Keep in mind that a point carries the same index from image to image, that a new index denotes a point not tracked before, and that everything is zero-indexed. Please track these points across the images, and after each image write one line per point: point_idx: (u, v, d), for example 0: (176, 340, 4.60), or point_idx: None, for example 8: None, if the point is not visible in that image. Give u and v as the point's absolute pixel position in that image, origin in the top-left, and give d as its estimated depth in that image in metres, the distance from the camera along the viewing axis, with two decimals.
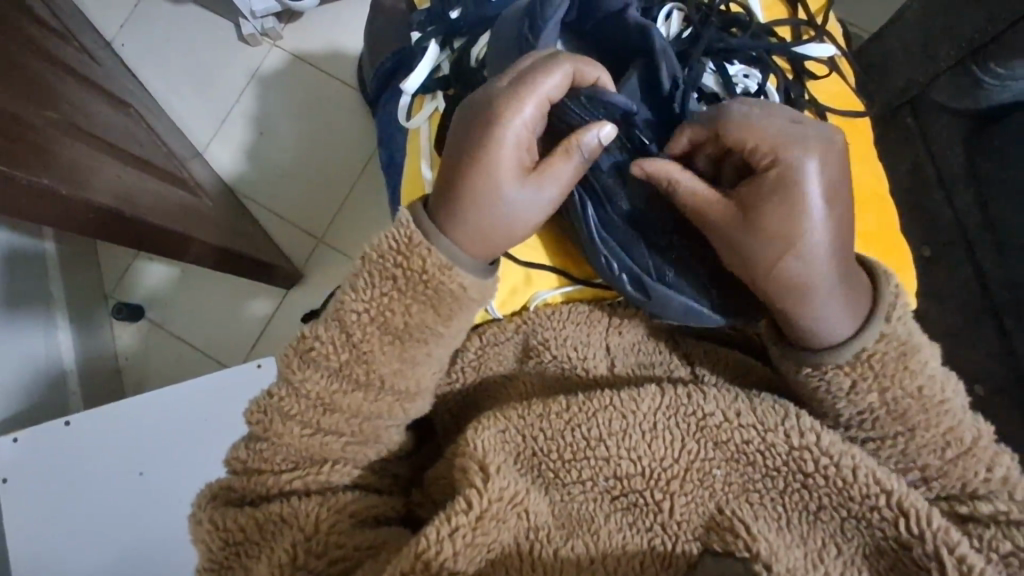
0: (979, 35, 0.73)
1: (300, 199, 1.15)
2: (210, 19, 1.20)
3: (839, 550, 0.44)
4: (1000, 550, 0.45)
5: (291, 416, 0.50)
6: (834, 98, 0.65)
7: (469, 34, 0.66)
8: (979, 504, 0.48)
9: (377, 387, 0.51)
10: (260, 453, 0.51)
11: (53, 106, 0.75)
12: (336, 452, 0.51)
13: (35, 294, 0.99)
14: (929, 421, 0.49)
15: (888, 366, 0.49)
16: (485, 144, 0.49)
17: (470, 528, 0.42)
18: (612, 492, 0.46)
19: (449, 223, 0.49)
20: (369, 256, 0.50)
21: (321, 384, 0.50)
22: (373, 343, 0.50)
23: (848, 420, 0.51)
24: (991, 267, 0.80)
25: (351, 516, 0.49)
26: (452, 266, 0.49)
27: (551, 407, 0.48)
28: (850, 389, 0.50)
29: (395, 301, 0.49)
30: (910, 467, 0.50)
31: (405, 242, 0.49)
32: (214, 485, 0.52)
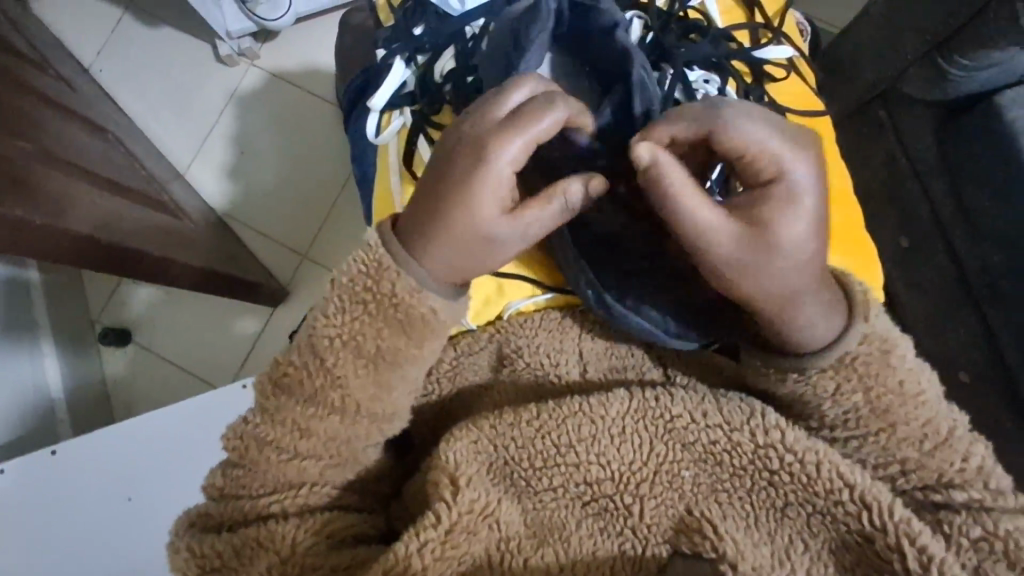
0: (941, 27, 0.73)
1: (284, 218, 1.16)
2: (187, 43, 1.21)
3: (806, 546, 0.47)
4: (970, 535, 0.46)
5: (269, 442, 0.51)
6: (794, 99, 0.66)
7: (432, 50, 0.67)
8: (952, 491, 0.48)
9: (353, 412, 0.51)
10: (237, 479, 0.52)
11: (29, 136, 0.75)
12: (312, 475, 0.52)
13: (21, 323, 1.00)
14: (909, 414, 0.49)
15: (874, 365, 0.49)
16: (466, 184, 0.47)
17: (438, 542, 0.45)
18: (584, 498, 0.49)
19: (424, 254, 0.49)
20: (339, 282, 0.50)
21: (297, 410, 0.50)
22: (347, 367, 0.50)
23: (833, 420, 0.51)
24: (967, 255, 0.80)
25: (327, 537, 0.50)
26: (422, 288, 0.49)
27: (522, 416, 0.50)
28: (834, 391, 0.50)
29: (366, 325, 0.50)
30: (889, 462, 0.50)
31: (374, 266, 0.49)
32: (191, 510, 0.52)
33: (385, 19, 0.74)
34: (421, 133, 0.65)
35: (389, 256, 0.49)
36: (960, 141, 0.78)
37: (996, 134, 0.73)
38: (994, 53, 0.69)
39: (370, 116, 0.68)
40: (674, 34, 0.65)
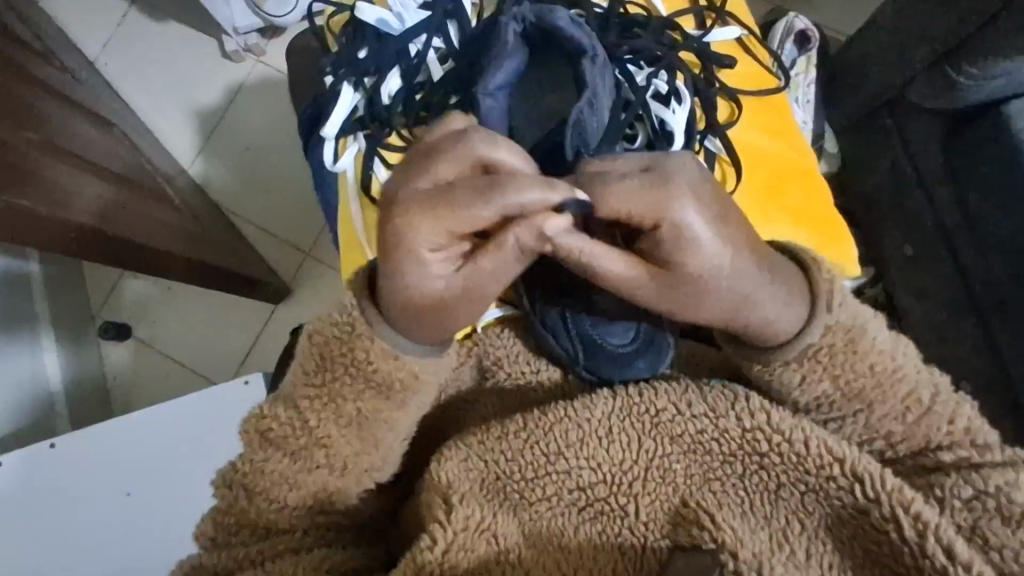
0: (951, 36, 0.73)
1: (289, 214, 1.15)
2: (195, 38, 1.20)
3: (802, 525, 0.48)
4: (962, 496, 0.48)
5: (258, 493, 0.52)
6: (745, 79, 0.70)
7: (377, 72, 0.65)
8: (941, 454, 0.50)
9: (341, 466, 0.52)
10: (232, 530, 0.54)
11: (34, 127, 0.75)
12: (302, 521, 0.53)
13: (22, 315, 0.99)
14: (884, 393, 0.50)
15: (839, 357, 0.49)
16: (402, 262, 0.45)
17: (437, 565, 0.45)
18: (577, 504, 0.49)
19: (390, 317, 0.48)
20: (314, 338, 0.51)
21: (282, 463, 0.52)
22: (329, 430, 0.51)
23: (806, 405, 0.51)
24: (971, 264, 0.81)
25: (327, 572, 0.50)
26: (398, 354, 0.49)
27: (508, 429, 0.51)
28: (800, 381, 0.50)
29: (346, 386, 0.50)
30: (873, 437, 0.51)
31: (347, 333, 0.49)
32: (188, 562, 0.53)
33: (330, 45, 0.74)
34: (376, 157, 0.64)
35: (363, 320, 0.49)
36: (966, 149, 0.78)
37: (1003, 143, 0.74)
38: (1002, 63, 0.68)
39: (326, 144, 0.66)
40: (615, 32, 0.65)
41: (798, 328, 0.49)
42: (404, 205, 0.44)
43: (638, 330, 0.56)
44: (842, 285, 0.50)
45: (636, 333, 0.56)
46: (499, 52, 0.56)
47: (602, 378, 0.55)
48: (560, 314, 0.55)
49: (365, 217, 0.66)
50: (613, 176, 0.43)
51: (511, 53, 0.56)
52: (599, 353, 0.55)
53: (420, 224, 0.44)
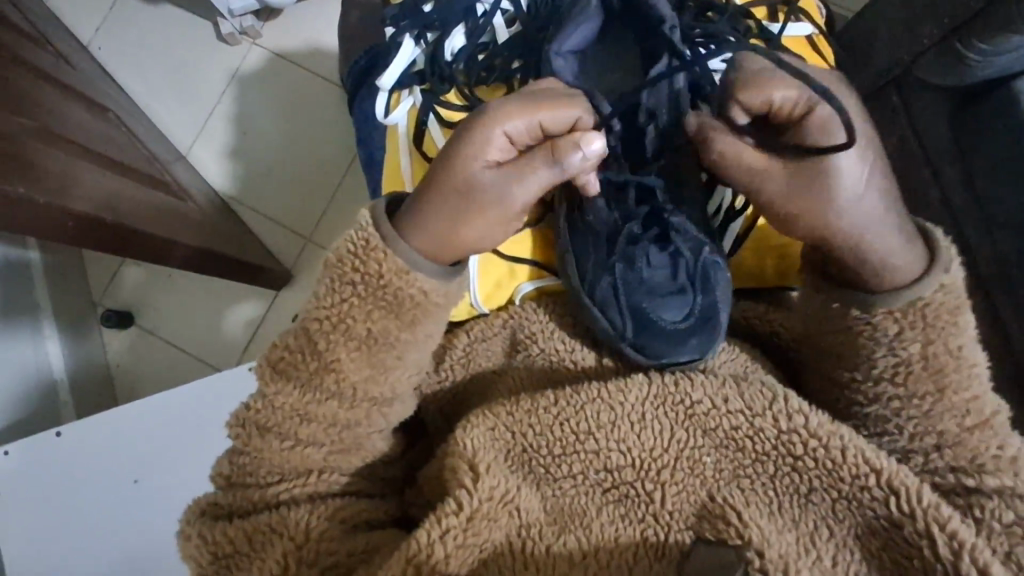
0: (963, 10, 0.70)
1: (289, 200, 1.14)
2: (190, 20, 1.18)
3: (831, 532, 0.44)
4: (1003, 520, 0.45)
5: (269, 428, 0.49)
6: None
7: (441, 27, 0.64)
8: (984, 476, 0.47)
9: (351, 397, 0.49)
10: (244, 469, 0.50)
11: (28, 114, 0.74)
12: (317, 461, 0.50)
13: (23, 305, 0.99)
14: (960, 381, 0.48)
15: (942, 318, 0.48)
16: (468, 136, 0.48)
17: (460, 529, 0.42)
18: (604, 485, 0.46)
19: (415, 224, 0.48)
20: (329, 261, 0.49)
21: (294, 396, 0.49)
22: (339, 351, 0.48)
23: (881, 370, 0.50)
24: (979, 244, 0.79)
25: (341, 522, 0.48)
26: (410, 270, 0.48)
27: (539, 402, 0.48)
28: (894, 338, 0.49)
29: (354, 308, 0.48)
30: (926, 433, 0.49)
31: (363, 246, 0.48)
32: (200, 501, 0.50)
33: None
34: (430, 111, 0.62)
35: (376, 235, 0.48)
36: (977, 126, 0.76)
37: (1014, 120, 0.72)
38: (1012, 37, 0.66)
39: (379, 96, 0.65)
40: (689, 14, 0.64)
41: (909, 278, 0.49)
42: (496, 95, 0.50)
43: (692, 306, 0.54)
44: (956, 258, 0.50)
45: (690, 310, 0.54)
46: (579, 11, 0.57)
47: (649, 358, 0.52)
48: (610, 286, 0.55)
49: (414, 168, 0.63)
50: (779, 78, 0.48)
51: (588, 17, 0.57)
52: (649, 326, 0.53)
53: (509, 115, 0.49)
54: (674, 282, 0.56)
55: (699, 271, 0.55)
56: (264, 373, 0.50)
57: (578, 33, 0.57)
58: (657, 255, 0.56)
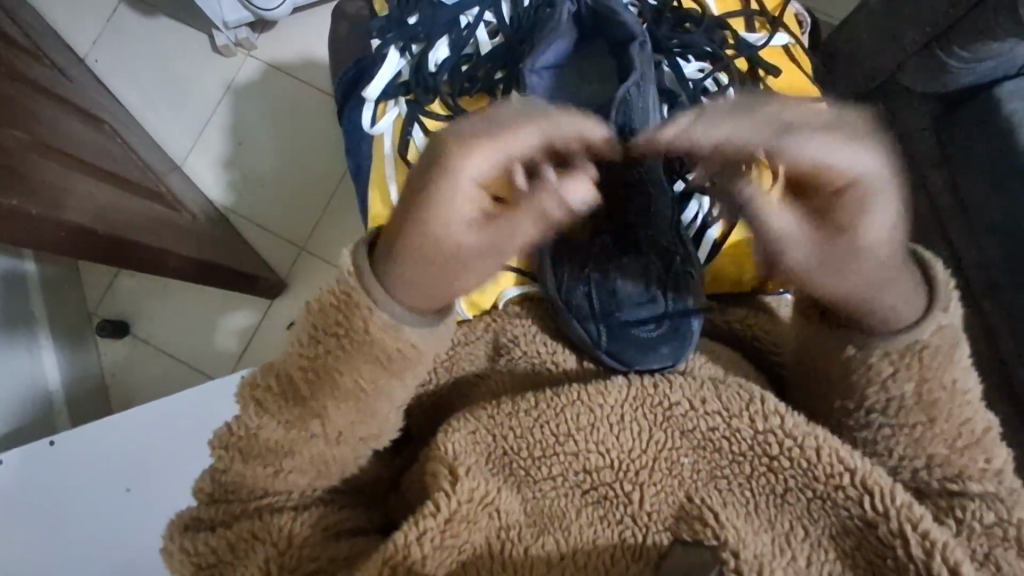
0: (943, 18, 0.71)
1: (282, 209, 1.15)
2: (185, 33, 1.20)
3: (806, 532, 0.44)
4: (983, 521, 0.45)
5: (252, 456, 0.49)
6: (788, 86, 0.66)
7: (426, 40, 0.65)
8: (968, 481, 0.47)
9: (337, 437, 0.50)
10: (226, 485, 0.50)
11: (24, 126, 0.75)
12: (301, 484, 0.50)
13: (19, 315, 0.99)
14: (952, 411, 0.47)
15: (938, 359, 0.47)
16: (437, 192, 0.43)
17: (438, 531, 0.43)
18: (582, 486, 0.47)
19: (400, 288, 0.47)
20: (313, 308, 0.49)
21: (277, 430, 0.49)
22: (325, 400, 0.49)
23: (872, 404, 0.49)
24: (965, 251, 0.79)
25: (323, 529, 0.48)
26: (399, 326, 0.48)
27: (519, 406, 0.48)
28: (889, 375, 0.48)
29: (339, 360, 0.48)
30: (916, 456, 0.48)
31: (344, 303, 0.48)
32: (184, 514, 0.50)
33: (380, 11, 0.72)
34: (415, 123, 0.63)
35: (360, 288, 0.47)
36: (962, 133, 0.77)
37: (997, 126, 0.73)
38: (992, 44, 0.68)
39: (366, 107, 0.66)
40: (667, 26, 0.65)
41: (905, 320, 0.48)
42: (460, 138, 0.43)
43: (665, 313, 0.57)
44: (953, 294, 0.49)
45: (663, 318, 0.56)
46: (554, 28, 0.59)
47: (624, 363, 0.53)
48: (586, 295, 0.56)
49: (399, 179, 0.64)
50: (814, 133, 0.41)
51: (560, 32, 0.59)
52: (623, 336, 0.55)
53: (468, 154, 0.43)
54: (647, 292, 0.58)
55: (670, 280, 0.58)
56: (247, 404, 0.50)
57: (552, 50, 0.58)
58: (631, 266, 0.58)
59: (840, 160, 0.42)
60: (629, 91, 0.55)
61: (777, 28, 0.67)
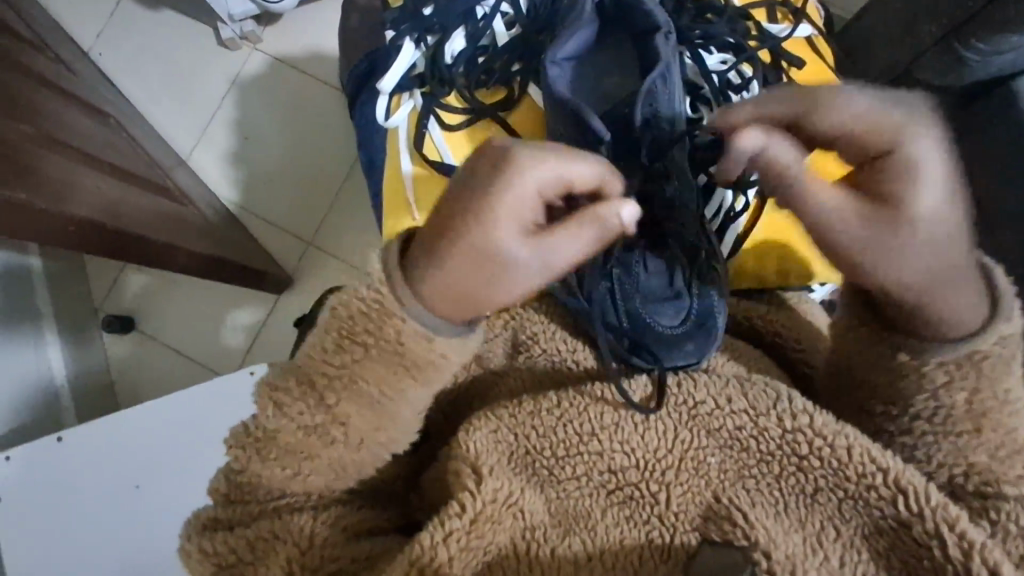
0: (962, 10, 0.70)
1: (290, 205, 1.14)
2: (190, 26, 1.19)
3: (837, 533, 0.44)
4: (1019, 523, 0.43)
5: (269, 459, 0.47)
6: (814, 79, 0.65)
7: (442, 31, 0.64)
8: (1002, 484, 0.45)
9: (358, 443, 0.48)
10: (240, 487, 0.48)
11: (30, 120, 0.74)
12: (316, 487, 0.49)
13: (25, 310, 0.99)
14: (1002, 420, 0.46)
15: (996, 369, 0.45)
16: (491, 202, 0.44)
17: (463, 532, 0.42)
18: (607, 486, 0.46)
19: (431, 291, 0.46)
20: (338, 315, 0.47)
21: (298, 435, 0.47)
22: (350, 409, 0.47)
23: (918, 411, 0.47)
24: (984, 245, 0.78)
25: (342, 530, 0.48)
26: (432, 337, 0.47)
27: (542, 405, 0.48)
28: (942, 385, 0.46)
29: (366, 369, 0.47)
30: (957, 463, 0.46)
31: (375, 313, 0.46)
32: (200, 515, 0.49)
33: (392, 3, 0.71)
34: (431, 115, 0.62)
35: (392, 298, 0.46)
36: (980, 126, 0.76)
37: (1016, 119, 0.72)
38: (1013, 37, 0.67)
39: (379, 100, 0.65)
40: (688, 16, 0.64)
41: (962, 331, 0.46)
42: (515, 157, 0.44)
43: (689, 309, 0.56)
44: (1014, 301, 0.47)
45: (687, 313, 0.56)
46: (575, 17, 0.57)
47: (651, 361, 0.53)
48: (608, 291, 0.56)
49: (415, 174, 0.63)
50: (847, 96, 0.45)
51: (583, 22, 0.57)
52: (647, 330, 0.55)
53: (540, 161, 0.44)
54: (671, 289, 0.58)
55: (695, 277, 0.57)
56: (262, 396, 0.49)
57: (574, 39, 0.57)
58: (654, 262, 0.57)
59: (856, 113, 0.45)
60: (654, 83, 0.54)
61: (800, 19, 0.66)
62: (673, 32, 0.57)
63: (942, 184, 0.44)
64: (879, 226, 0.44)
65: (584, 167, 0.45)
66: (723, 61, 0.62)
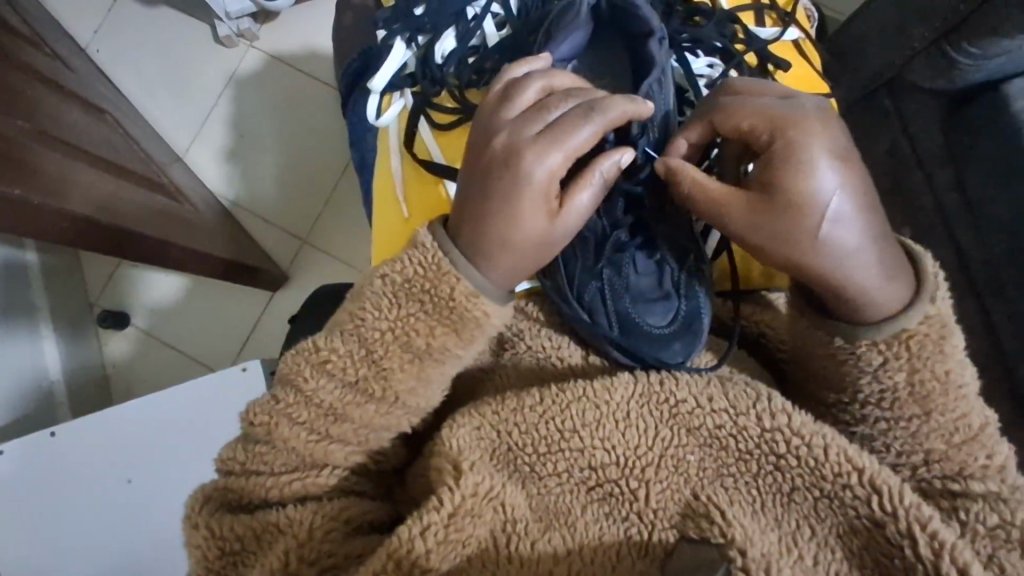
0: (952, 15, 0.70)
1: (285, 202, 1.15)
2: (188, 23, 1.19)
3: (812, 531, 0.44)
4: (987, 523, 0.43)
5: (299, 422, 0.49)
6: (802, 82, 0.65)
7: (433, 30, 0.64)
8: (970, 481, 0.45)
9: (392, 402, 0.49)
10: (259, 456, 0.49)
11: (25, 116, 0.74)
12: (337, 458, 0.50)
13: (20, 304, 0.99)
14: (946, 405, 0.46)
15: (927, 349, 0.46)
16: (507, 189, 0.46)
17: (442, 525, 0.43)
18: (588, 483, 0.46)
19: (484, 262, 0.48)
20: (393, 278, 0.48)
21: (334, 394, 0.48)
22: (393, 359, 0.48)
23: (867, 397, 0.48)
24: (971, 246, 0.79)
25: (345, 524, 0.48)
26: (480, 294, 0.48)
27: (524, 401, 0.48)
28: (880, 366, 0.47)
29: (420, 322, 0.48)
30: (914, 450, 0.47)
31: (433, 270, 0.47)
32: (207, 486, 0.50)
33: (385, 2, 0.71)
34: (421, 115, 0.63)
35: (446, 259, 0.47)
36: (968, 129, 0.76)
37: (1003, 122, 0.72)
38: (1002, 42, 0.67)
39: (371, 99, 0.65)
40: (676, 20, 0.64)
41: (893, 309, 0.47)
42: (516, 143, 0.47)
43: (677, 310, 0.55)
44: (942, 286, 0.48)
45: (675, 314, 0.54)
46: (570, 21, 0.57)
47: (637, 358, 0.52)
48: (598, 291, 0.54)
49: (406, 174, 0.63)
50: (741, 97, 0.48)
51: (579, 25, 0.57)
52: (634, 330, 0.53)
53: (586, 118, 0.46)
54: (659, 288, 0.55)
55: (684, 277, 0.55)
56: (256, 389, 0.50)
57: (565, 44, 0.57)
58: (644, 262, 0.56)
59: (757, 110, 0.47)
60: (650, 91, 0.55)
61: (788, 22, 0.66)
62: (666, 37, 0.57)
63: (850, 171, 0.45)
64: (769, 214, 0.45)
65: (585, 136, 0.46)
66: (708, 63, 0.63)
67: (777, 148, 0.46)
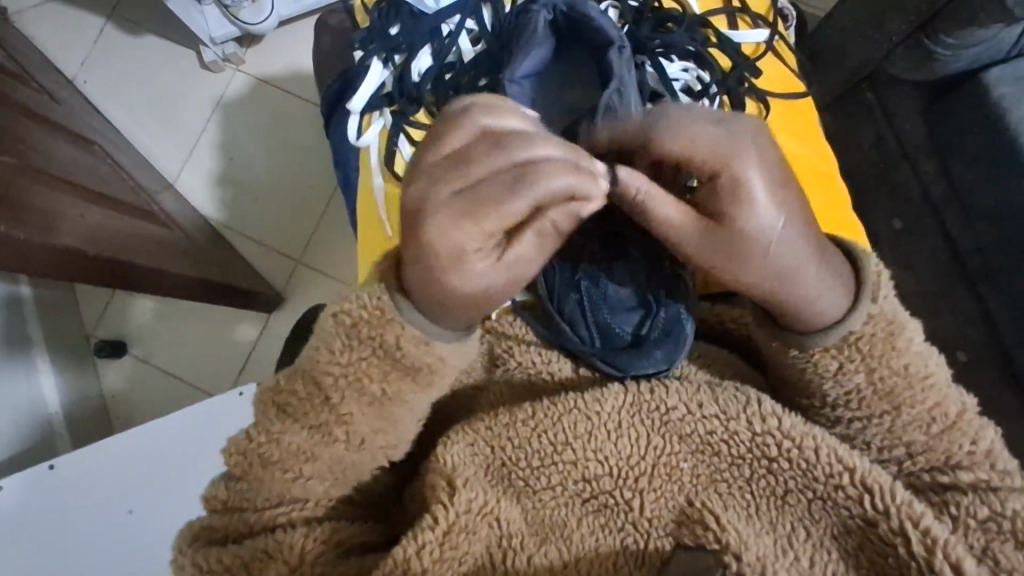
0: (927, 6, 0.71)
1: (276, 223, 1.15)
2: (172, 50, 1.20)
3: (808, 533, 0.44)
4: (978, 516, 0.43)
5: (272, 462, 0.48)
6: (774, 81, 0.66)
7: (408, 50, 0.64)
8: (959, 472, 0.45)
9: (358, 442, 0.49)
10: (240, 493, 0.49)
11: (13, 152, 0.74)
12: (316, 492, 0.49)
13: (15, 340, 0.99)
14: (915, 397, 0.46)
15: (877, 348, 0.46)
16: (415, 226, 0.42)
17: (437, 544, 0.43)
18: (582, 495, 0.46)
19: (424, 303, 0.45)
20: (340, 316, 0.47)
21: (301, 437, 0.48)
22: (351, 404, 0.47)
23: (834, 400, 0.48)
24: (959, 236, 0.79)
25: (335, 545, 0.48)
26: (429, 338, 0.46)
27: (516, 416, 0.48)
28: (838, 370, 0.47)
29: (372, 366, 0.47)
30: (894, 444, 0.47)
31: (375, 316, 0.46)
32: (196, 522, 0.49)
33: (361, 21, 0.72)
34: (400, 133, 0.63)
35: (389, 303, 0.45)
36: (950, 120, 0.76)
37: (984, 111, 0.72)
38: (979, 31, 0.67)
39: (350, 120, 0.66)
40: (647, 25, 0.64)
41: (839, 313, 0.46)
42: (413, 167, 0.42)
43: (657, 319, 0.54)
44: (886, 283, 0.48)
45: (655, 323, 0.54)
46: (529, 37, 0.58)
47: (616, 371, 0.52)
48: (577, 304, 0.55)
49: (389, 193, 0.64)
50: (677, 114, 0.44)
51: (538, 42, 0.58)
52: (615, 342, 0.54)
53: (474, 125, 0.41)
54: (638, 297, 0.55)
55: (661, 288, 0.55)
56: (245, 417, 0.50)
57: (524, 64, 0.58)
58: (621, 272, 0.56)
59: (698, 131, 0.43)
60: (612, 98, 0.54)
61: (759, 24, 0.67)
62: (628, 46, 0.58)
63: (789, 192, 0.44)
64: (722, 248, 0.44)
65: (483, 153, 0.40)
66: (682, 68, 0.63)
67: (723, 180, 0.43)
